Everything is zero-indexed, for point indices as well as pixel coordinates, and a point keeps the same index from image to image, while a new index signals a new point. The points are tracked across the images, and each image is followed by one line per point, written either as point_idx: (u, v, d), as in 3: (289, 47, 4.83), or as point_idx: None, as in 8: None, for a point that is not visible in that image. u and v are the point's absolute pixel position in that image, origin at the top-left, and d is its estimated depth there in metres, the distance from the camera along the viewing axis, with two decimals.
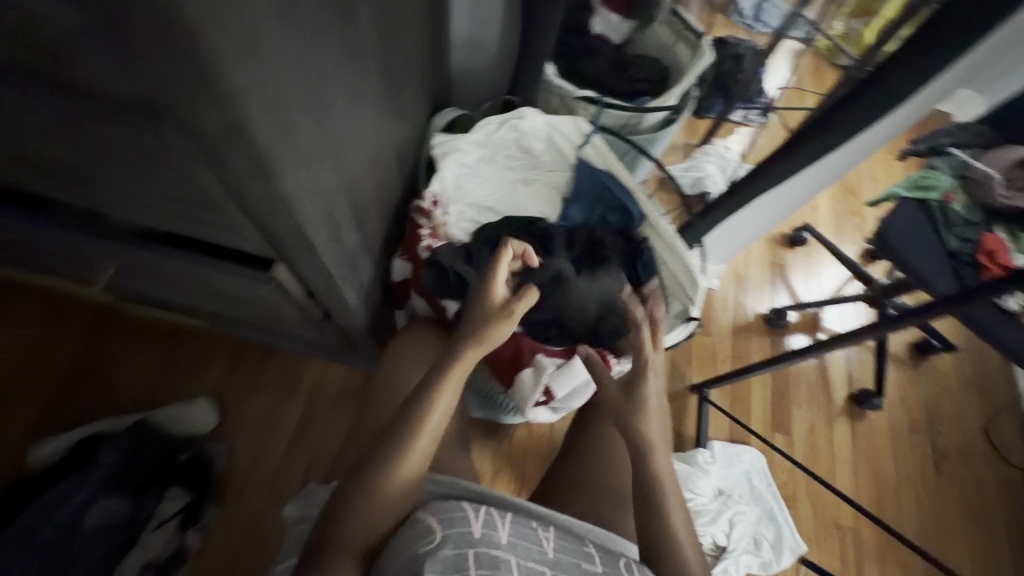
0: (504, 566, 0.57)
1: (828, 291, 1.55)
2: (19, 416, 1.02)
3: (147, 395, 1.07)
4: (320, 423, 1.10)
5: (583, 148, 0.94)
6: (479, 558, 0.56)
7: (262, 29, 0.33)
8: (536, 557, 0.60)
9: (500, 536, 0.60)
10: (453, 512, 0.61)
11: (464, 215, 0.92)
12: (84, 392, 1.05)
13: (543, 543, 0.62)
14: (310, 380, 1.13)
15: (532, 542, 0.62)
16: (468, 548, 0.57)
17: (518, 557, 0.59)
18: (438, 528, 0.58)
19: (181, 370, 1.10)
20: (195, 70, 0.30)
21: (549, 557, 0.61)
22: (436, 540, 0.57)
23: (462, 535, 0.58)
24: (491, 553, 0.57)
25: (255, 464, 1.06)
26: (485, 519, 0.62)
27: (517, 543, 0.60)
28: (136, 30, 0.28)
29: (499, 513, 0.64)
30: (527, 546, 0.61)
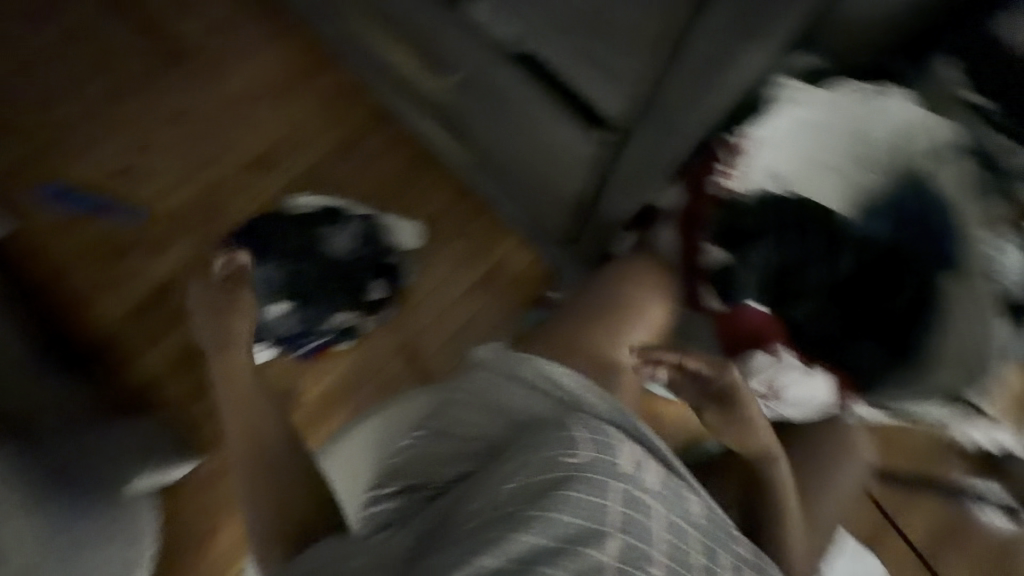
0: (647, 510, 0.57)
1: None
2: (296, 161, 1.23)
3: (382, 195, 1.22)
4: (492, 292, 1.17)
5: (937, 163, 0.77)
6: (626, 495, 0.57)
7: None
8: (679, 512, 0.60)
9: (646, 481, 0.60)
10: (605, 437, 0.61)
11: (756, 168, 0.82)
12: (343, 167, 1.23)
13: (688, 504, 0.62)
14: (501, 254, 1.18)
15: (677, 501, 0.61)
16: (617, 481, 0.57)
17: (662, 508, 0.59)
18: (586, 445, 0.59)
19: (415, 187, 1.22)
20: None
21: (692, 518, 0.61)
22: (586, 459, 0.57)
23: (611, 466, 0.58)
24: (637, 494, 0.58)
25: (430, 295, 1.17)
26: (636, 459, 0.61)
27: (664, 492, 0.60)
28: None
29: (647, 456, 0.63)
30: (671, 500, 0.60)
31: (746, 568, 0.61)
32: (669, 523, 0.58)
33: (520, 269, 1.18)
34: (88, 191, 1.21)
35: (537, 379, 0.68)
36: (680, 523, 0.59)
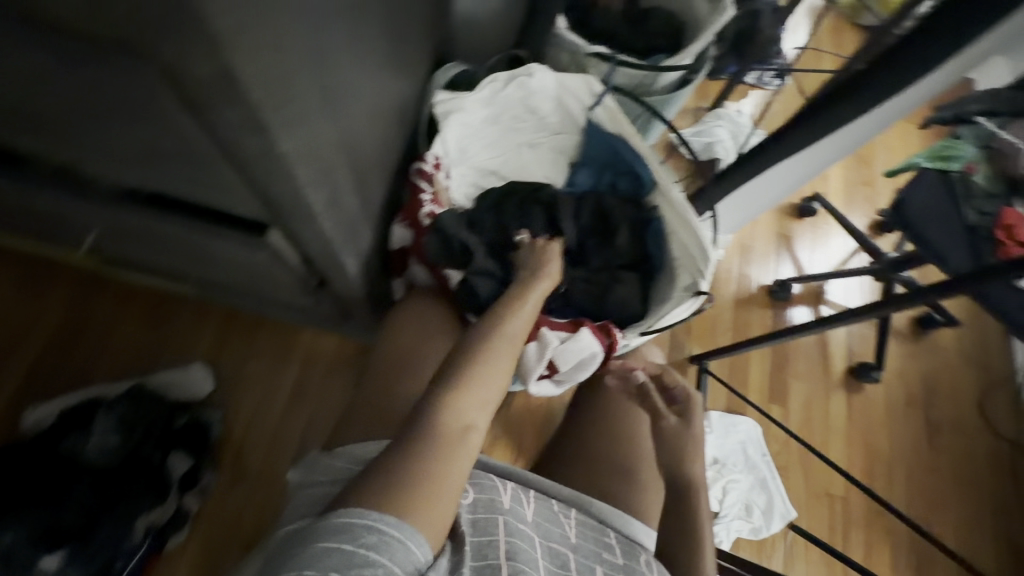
0: (530, 542, 0.63)
1: (833, 264, 1.53)
2: (10, 376, 1.01)
3: (141, 357, 1.06)
4: (314, 391, 1.10)
5: (593, 109, 0.87)
6: (508, 527, 0.62)
7: None
8: (556, 538, 0.66)
9: (525, 513, 0.66)
10: (485, 480, 0.68)
11: (465, 178, 0.88)
12: (76, 353, 1.04)
13: (566, 527, 0.68)
14: (307, 346, 1.12)
15: (555, 525, 0.68)
16: (499, 516, 0.63)
17: (541, 537, 0.65)
18: (471, 490, 0.65)
19: (180, 323, 1.09)
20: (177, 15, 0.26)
21: (571, 541, 0.67)
22: (471, 500, 0.64)
23: (493, 504, 0.64)
24: (518, 526, 0.64)
25: (253, 429, 1.06)
26: (514, 493, 0.68)
27: (541, 523, 0.67)
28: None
29: (525, 491, 0.70)
30: (548, 526, 0.67)
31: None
32: (549, 551, 0.64)
33: (333, 351, 1.12)
34: None
35: None
36: (560, 550, 0.65)
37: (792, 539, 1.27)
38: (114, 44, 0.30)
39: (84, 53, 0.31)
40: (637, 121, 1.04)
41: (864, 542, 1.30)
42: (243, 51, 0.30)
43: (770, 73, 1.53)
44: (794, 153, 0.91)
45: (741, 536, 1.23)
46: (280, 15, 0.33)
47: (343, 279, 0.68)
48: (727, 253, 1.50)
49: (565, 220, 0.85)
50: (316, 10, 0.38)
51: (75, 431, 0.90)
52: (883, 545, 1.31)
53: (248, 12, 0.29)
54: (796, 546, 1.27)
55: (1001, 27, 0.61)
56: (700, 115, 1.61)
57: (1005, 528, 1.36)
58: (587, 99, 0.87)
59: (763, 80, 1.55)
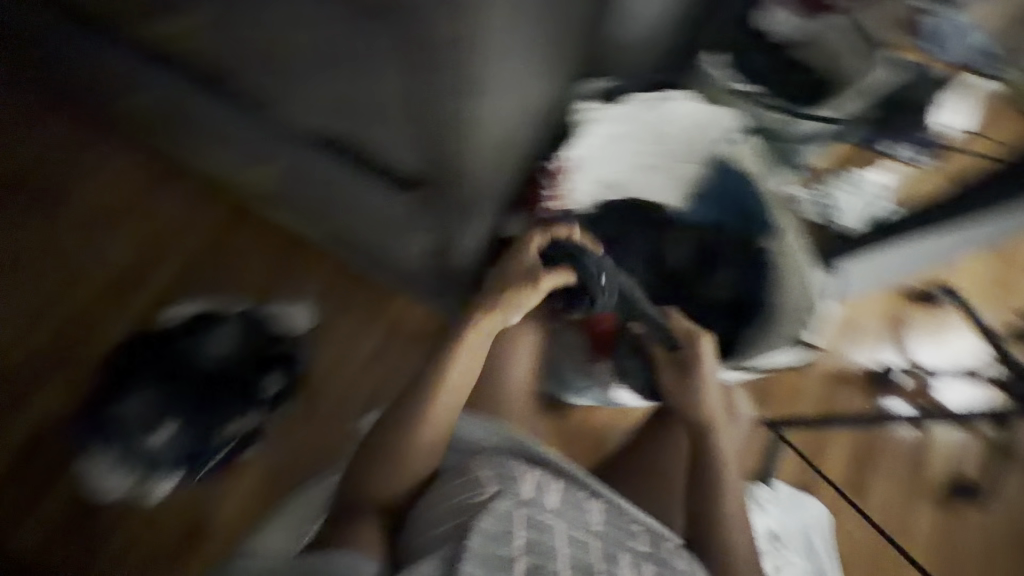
0: (549, 531, 0.63)
1: (949, 361, 1.39)
2: (157, 277, 1.18)
3: (259, 285, 1.19)
4: (394, 354, 1.18)
5: (723, 147, 0.90)
6: (527, 519, 0.63)
7: None
8: (581, 527, 0.66)
9: (547, 501, 0.66)
10: (506, 471, 0.68)
11: (589, 186, 0.93)
12: (211, 269, 1.19)
13: (591, 517, 0.68)
14: (397, 312, 1.20)
15: (583, 516, 0.67)
16: (519, 508, 0.63)
17: (565, 524, 0.65)
18: (492, 482, 0.66)
19: (297, 263, 1.21)
20: None
21: (597, 529, 0.67)
22: (489, 494, 0.64)
23: (512, 494, 0.65)
24: (540, 518, 0.64)
25: (333, 375, 1.16)
26: (539, 482, 0.68)
27: (565, 511, 0.66)
28: None
29: (550, 480, 0.69)
30: (574, 515, 0.67)
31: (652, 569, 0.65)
32: (573, 538, 0.64)
33: (420, 321, 1.20)
34: None
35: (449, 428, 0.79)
36: (585, 538, 0.65)
37: None
38: None
39: None
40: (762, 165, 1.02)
41: None
42: None
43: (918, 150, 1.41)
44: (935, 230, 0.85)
45: None
46: None
47: None
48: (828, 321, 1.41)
49: None
50: None
51: (200, 333, 1.05)
52: None
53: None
54: None
55: None
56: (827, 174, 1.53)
57: None
58: (722, 134, 0.90)
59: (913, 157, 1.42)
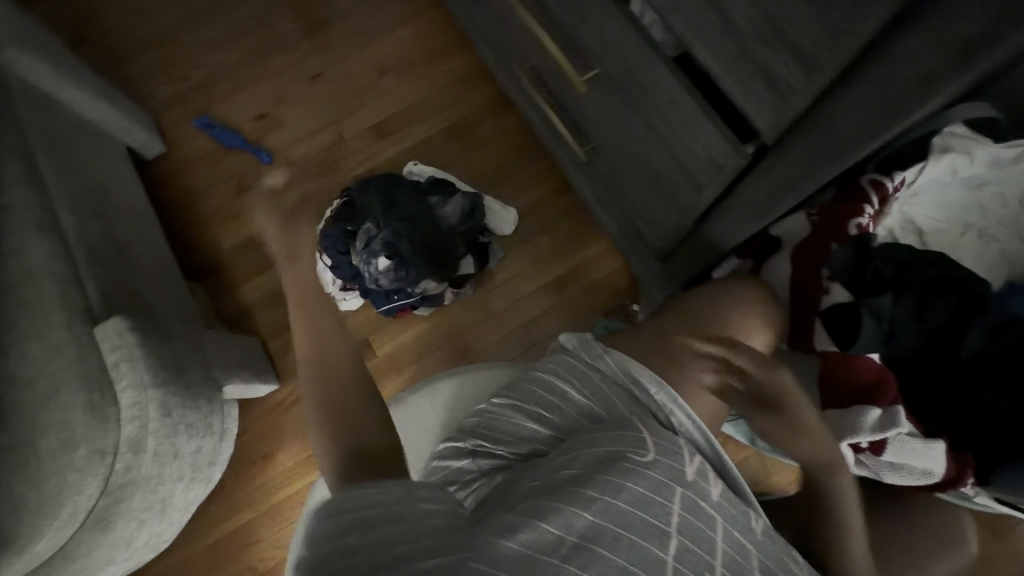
0: (705, 520, 0.61)
1: None
2: (415, 132, 1.31)
3: (489, 177, 1.27)
4: (571, 293, 1.20)
5: None
6: (685, 498, 0.61)
7: None
8: (739, 527, 0.63)
9: (708, 490, 0.63)
10: (670, 444, 0.65)
11: (902, 221, 0.78)
12: (458, 144, 1.30)
13: (752, 522, 0.65)
14: (591, 253, 1.22)
15: (739, 520, 0.64)
16: (678, 486, 0.62)
17: (722, 519, 0.62)
18: (655, 450, 0.64)
19: (528, 172, 1.27)
20: None
21: (754, 538, 0.63)
22: (650, 458, 0.62)
23: (673, 468, 0.63)
24: (697, 501, 0.61)
25: (513, 282, 1.22)
26: (699, 467, 0.65)
27: (725, 507, 0.63)
28: None
29: (709, 470, 0.66)
30: (730, 516, 0.63)
31: None
32: (727, 534, 0.61)
33: (607, 277, 1.20)
34: (236, 130, 1.35)
35: (621, 378, 0.74)
36: (739, 540, 0.62)
37: None
38: None
39: None
40: None
41: None
42: None
43: None
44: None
45: None
46: None
47: None
48: None
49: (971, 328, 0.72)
50: None
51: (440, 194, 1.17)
52: None
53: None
54: None
55: None
56: None
57: None
58: None
59: None
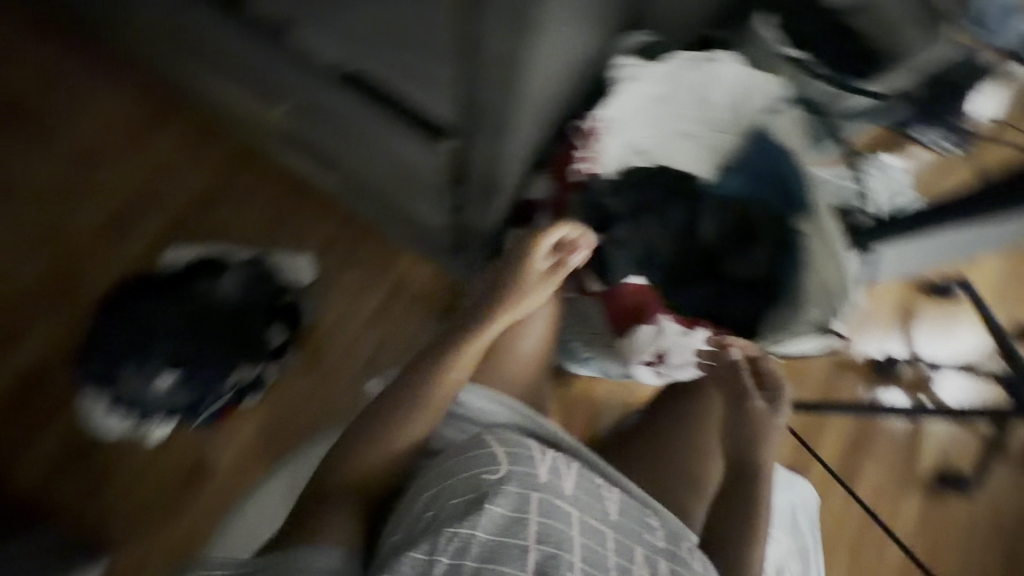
0: (565, 518, 0.61)
1: (952, 357, 1.39)
2: (157, 217, 1.12)
3: (264, 232, 1.15)
4: (399, 313, 1.15)
5: (772, 117, 0.83)
6: (542, 502, 0.61)
7: None
8: (595, 513, 0.64)
9: (563, 487, 0.64)
10: (521, 452, 0.66)
11: (618, 150, 0.86)
12: (214, 211, 1.14)
13: (606, 504, 0.66)
14: (403, 267, 1.17)
15: (596, 501, 0.65)
16: (534, 492, 0.61)
17: (580, 512, 0.63)
18: (505, 464, 0.63)
19: (306, 213, 1.17)
20: None
21: (612, 519, 0.64)
22: (503, 475, 0.62)
23: (527, 479, 0.63)
24: (554, 502, 0.62)
25: (338, 326, 1.13)
26: (553, 466, 0.66)
27: (580, 497, 0.64)
28: None
29: (564, 464, 0.68)
30: (589, 502, 0.65)
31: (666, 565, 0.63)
32: (586, 527, 0.62)
33: (427, 281, 1.16)
34: None
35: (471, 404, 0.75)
36: (598, 528, 0.62)
37: None
38: None
39: None
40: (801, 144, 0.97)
41: None
42: None
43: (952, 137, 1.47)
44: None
45: None
46: None
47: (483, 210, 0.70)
48: None
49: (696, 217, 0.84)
50: None
51: (209, 274, 1.03)
52: None
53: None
54: None
55: None
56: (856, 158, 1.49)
57: None
58: (765, 103, 0.83)
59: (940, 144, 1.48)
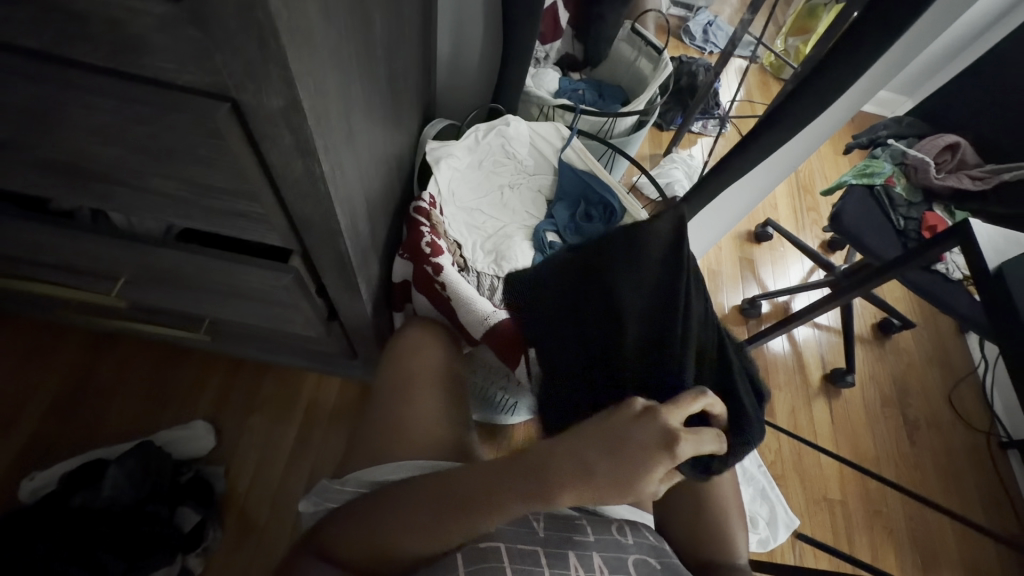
0: (495, 556, 0.59)
1: (794, 281, 1.67)
2: (5, 451, 0.99)
3: (146, 414, 1.06)
4: (317, 442, 1.10)
5: (564, 151, 1.01)
6: (468, 556, 0.59)
7: (321, 38, 0.40)
8: (524, 538, 0.62)
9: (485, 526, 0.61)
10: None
11: (457, 217, 0.96)
12: (77, 416, 1.04)
13: (533, 524, 0.63)
14: (307, 395, 1.15)
15: (522, 524, 0.63)
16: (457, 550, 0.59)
17: (508, 542, 0.61)
18: None
19: (187, 381, 1.11)
20: (265, 74, 0.36)
21: (541, 535, 0.62)
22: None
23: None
24: (480, 546, 0.60)
25: (256, 485, 1.04)
26: None
27: (506, 528, 0.61)
28: (237, 52, 0.34)
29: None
30: (517, 530, 0.62)
31: (598, 557, 0.62)
32: (517, 552, 0.60)
33: (334, 398, 1.15)
34: None
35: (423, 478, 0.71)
36: (528, 548, 0.61)
37: (800, 548, 1.28)
38: (199, 91, 0.39)
39: (169, 101, 0.39)
40: (602, 161, 1.20)
41: (870, 545, 1.32)
42: (306, 86, 0.39)
43: (712, 122, 1.89)
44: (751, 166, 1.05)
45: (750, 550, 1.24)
46: (328, 60, 0.42)
47: (356, 304, 0.75)
48: None
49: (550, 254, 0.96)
50: (348, 53, 0.48)
51: (85, 488, 0.89)
52: (887, 544, 1.33)
53: (311, 57, 0.38)
54: (805, 555, 1.28)
55: (877, 58, 0.80)
56: (658, 159, 1.82)
57: (999, 518, 1.41)
58: (558, 143, 1.01)
59: (707, 129, 1.91)
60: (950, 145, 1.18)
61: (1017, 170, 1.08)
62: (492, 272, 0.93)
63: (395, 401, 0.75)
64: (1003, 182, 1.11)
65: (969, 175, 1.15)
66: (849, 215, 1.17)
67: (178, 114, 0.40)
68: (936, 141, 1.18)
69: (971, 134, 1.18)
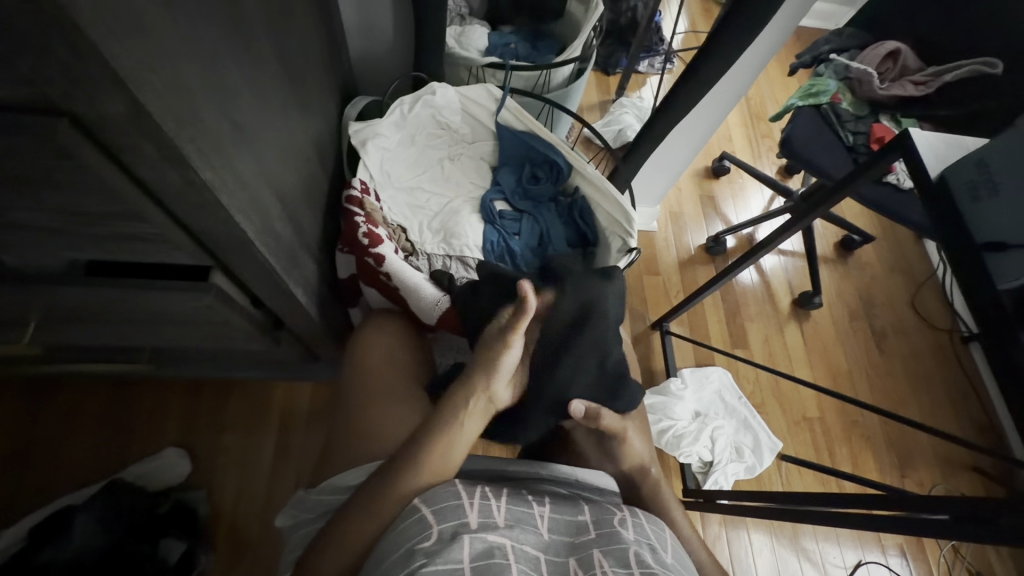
0: (502, 550, 0.52)
1: (757, 211, 1.67)
2: None
3: (112, 449, 1.02)
4: (296, 446, 1.08)
5: (499, 112, 0.95)
6: (475, 544, 0.52)
7: (146, 24, 0.33)
8: (531, 536, 0.56)
9: (496, 520, 0.56)
10: (448, 499, 0.57)
11: (398, 199, 0.91)
12: (39, 466, 0.99)
13: (537, 522, 0.58)
14: (280, 405, 1.12)
15: (528, 521, 0.57)
16: (465, 535, 0.52)
17: (516, 538, 0.54)
18: (433, 517, 0.54)
19: (153, 409, 1.07)
20: (88, 78, 0.31)
21: (544, 538, 0.57)
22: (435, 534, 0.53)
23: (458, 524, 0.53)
24: (488, 537, 0.53)
25: (242, 504, 1.02)
26: (480, 504, 0.57)
27: (513, 523, 0.56)
28: (45, 59, 0.29)
29: (493, 493, 0.60)
30: (523, 525, 0.56)
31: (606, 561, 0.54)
32: (523, 548, 0.54)
33: (309, 402, 1.12)
34: None
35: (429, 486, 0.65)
36: (535, 549, 0.54)
37: (787, 468, 1.34)
38: (29, 108, 0.33)
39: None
40: (544, 118, 1.15)
41: (850, 454, 1.39)
42: (146, 86, 0.33)
43: (657, 59, 1.83)
44: (693, 102, 1.02)
45: (739, 478, 1.28)
46: (170, 51, 0.36)
47: (298, 310, 0.70)
48: (660, 224, 1.60)
49: (501, 225, 0.93)
50: (207, 39, 0.42)
51: (54, 540, 0.85)
52: (865, 451, 1.40)
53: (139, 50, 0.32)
54: (792, 475, 1.34)
55: None
56: (608, 106, 1.76)
57: (965, 410, 1.49)
58: (491, 105, 0.95)
59: (653, 67, 1.84)
60: (892, 52, 1.15)
61: (958, 69, 1.07)
62: (443, 251, 0.89)
63: (357, 395, 0.73)
64: (945, 83, 1.10)
65: (912, 82, 1.13)
66: (798, 138, 1.16)
67: (14, 139, 0.34)
68: (877, 50, 1.15)
69: (911, 38, 1.16)
